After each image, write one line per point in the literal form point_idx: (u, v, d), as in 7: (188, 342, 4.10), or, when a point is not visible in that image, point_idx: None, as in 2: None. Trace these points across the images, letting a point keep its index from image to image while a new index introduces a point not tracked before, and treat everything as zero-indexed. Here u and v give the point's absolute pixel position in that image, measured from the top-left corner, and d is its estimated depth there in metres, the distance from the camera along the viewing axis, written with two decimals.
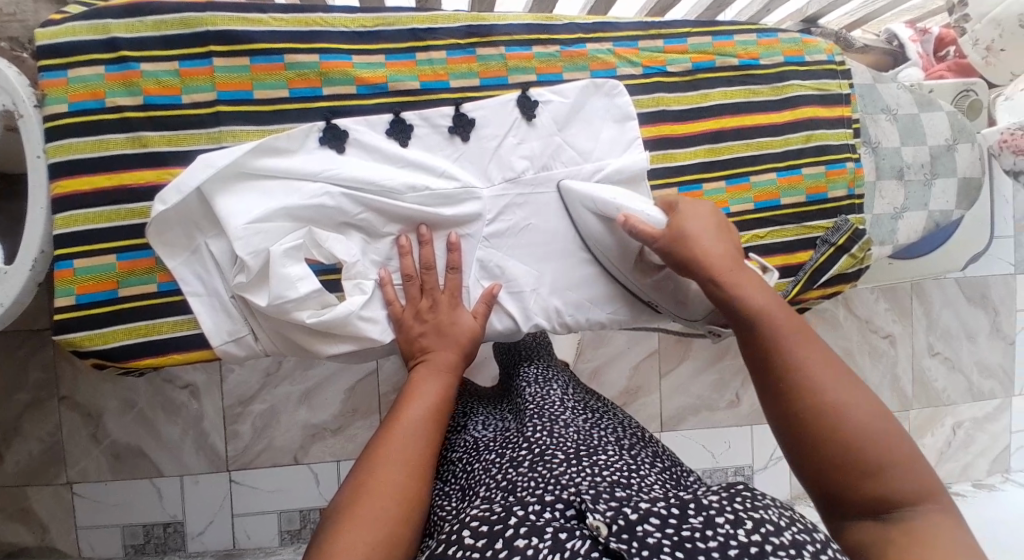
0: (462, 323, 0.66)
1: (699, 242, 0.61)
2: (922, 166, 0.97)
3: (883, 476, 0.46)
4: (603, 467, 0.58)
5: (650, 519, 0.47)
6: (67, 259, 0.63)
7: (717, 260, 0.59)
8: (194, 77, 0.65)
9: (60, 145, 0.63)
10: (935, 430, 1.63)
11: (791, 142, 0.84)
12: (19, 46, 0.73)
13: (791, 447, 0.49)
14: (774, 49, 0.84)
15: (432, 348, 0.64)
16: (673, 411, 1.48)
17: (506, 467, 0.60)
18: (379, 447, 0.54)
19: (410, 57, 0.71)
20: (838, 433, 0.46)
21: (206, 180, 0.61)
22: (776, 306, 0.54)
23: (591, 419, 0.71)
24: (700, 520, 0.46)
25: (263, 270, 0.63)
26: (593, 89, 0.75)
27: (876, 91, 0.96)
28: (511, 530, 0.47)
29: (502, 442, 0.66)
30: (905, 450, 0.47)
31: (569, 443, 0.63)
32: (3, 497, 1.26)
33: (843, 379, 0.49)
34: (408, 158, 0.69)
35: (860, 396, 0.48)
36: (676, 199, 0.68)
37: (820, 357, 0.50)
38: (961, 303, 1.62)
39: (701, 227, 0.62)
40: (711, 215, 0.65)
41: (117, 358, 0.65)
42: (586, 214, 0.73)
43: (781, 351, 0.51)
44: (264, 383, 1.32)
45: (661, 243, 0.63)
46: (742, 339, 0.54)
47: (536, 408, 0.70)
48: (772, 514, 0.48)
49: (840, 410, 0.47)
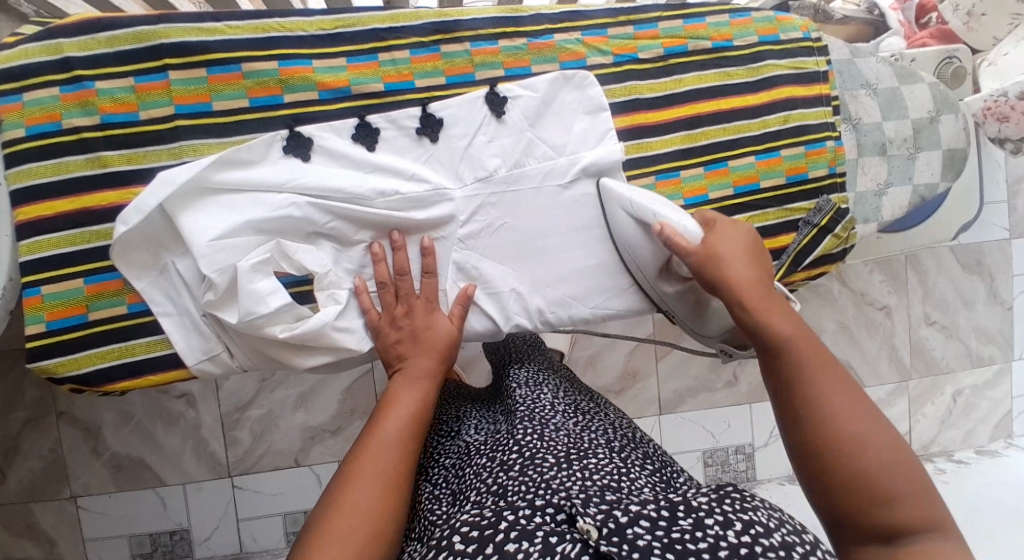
0: (434, 322, 0.67)
1: (732, 266, 0.60)
2: (905, 140, 0.95)
3: (905, 509, 0.45)
4: (594, 470, 0.58)
5: (640, 521, 0.47)
6: (34, 286, 0.62)
7: (749, 287, 0.59)
8: (151, 92, 0.64)
9: (22, 170, 0.62)
10: (935, 399, 1.63)
11: (769, 123, 0.82)
12: None
13: (810, 482, 0.49)
14: (748, 28, 0.82)
15: (406, 355, 0.65)
16: (671, 394, 1.48)
17: (497, 471, 0.60)
18: (364, 451, 0.54)
19: (372, 59, 0.69)
20: (860, 470, 0.46)
21: (167, 198, 0.60)
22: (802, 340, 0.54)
23: (582, 421, 0.71)
24: (689, 522, 0.47)
25: (231, 286, 0.62)
26: (563, 81, 0.74)
27: (854, 66, 0.95)
28: (501, 535, 0.48)
29: (493, 445, 0.66)
30: (921, 482, 0.47)
31: (560, 446, 0.62)
32: (9, 514, 1.26)
33: (862, 411, 0.49)
34: (376, 162, 0.68)
35: (881, 435, 0.48)
36: (711, 217, 0.67)
37: (840, 393, 0.50)
38: (956, 271, 1.61)
39: (734, 252, 0.62)
40: (746, 238, 0.65)
41: (94, 383, 0.64)
42: (621, 214, 0.72)
43: (808, 384, 0.51)
44: (259, 389, 1.31)
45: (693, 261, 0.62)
46: (767, 369, 0.55)
47: (526, 410, 0.70)
48: (762, 515, 0.49)
49: (861, 446, 0.47)
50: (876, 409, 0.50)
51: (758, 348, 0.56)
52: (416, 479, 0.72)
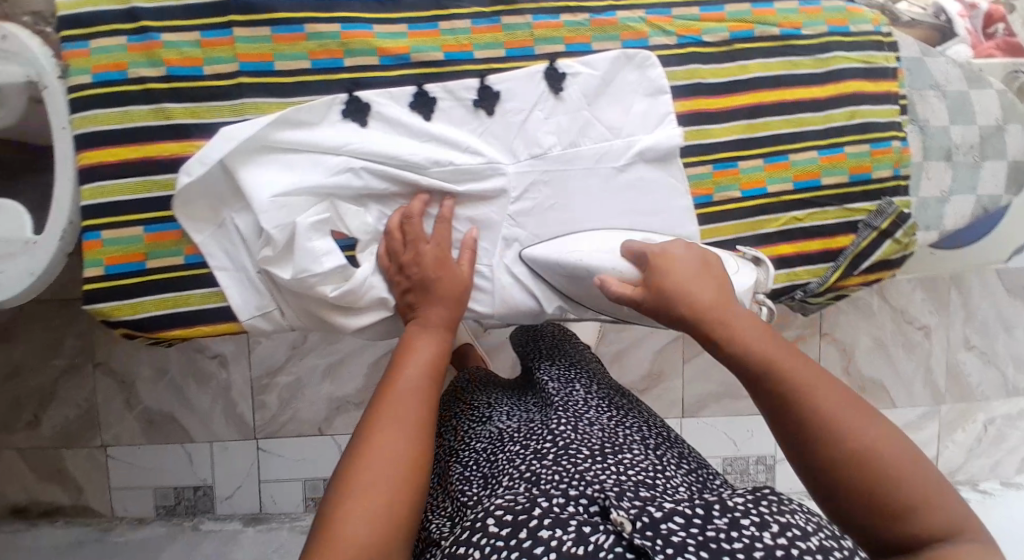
0: (446, 268, 0.64)
1: (693, 294, 0.55)
2: (971, 147, 0.91)
3: (919, 514, 0.44)
4: (628, 465, 0.57)
5: (675, 517, 0.46)
6: (94, 230, 0.63)
7: (714, 313, 0.53)
8: (215, 48, 0.64)
9: (85, 116, 0.62)
10: (966, 425, 1.58)
11: (834, 118, 0.80)
12: (42, 20, 0.73)
13: (820, 490, 0.47)
14: (818, 18, 0.79)
15: (420, 303, 0.62)
16: (696, 397, 1.46)
17: (530, 459, 0.59)
18: (376, 415, 0.53)
19: (433, 27, 0.68)
20: (871, 478, 0.44)
21: (230, 153, 0.61)
22: (782, 354, 0.50)
23: (615, 416, 0.69)
24: (724, 521, 0.45)
25: (289, 244, 0.62)
26: (624, 60, 0.72)
27: (923, 66, 0.90)
28: (535, 521, 0.46)
29: (526, 433, 0.65)
30: (934, 480, 0.45)
31: (594, 439, 0.61)
32: (42, 457, 1.31)
33: (862, 415, 0.47)
34: (433, 133, 0.68)
35: (884, 438, 0.46)
36: (642, 250, 0.63)
37: (838, 398, 0.47)
38: (1000, 295, 1.55)
39: (683, 275, 0.58)
40: (690, 258, 0.61)
41: (146, 329, 0.66)
42: (559, 274, 0.72)
43: (806, 402, 0.47)
44: (290, 355, 1.33)
45: (645, 309, 0.59)
46: (756, 393, 0.50)
47: (562, 402, 0.69)
48: (800, 519, 0.46)
49: (873, 457, 0.45)
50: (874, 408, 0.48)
51: (739, 373, 0.51)
52: (446, 461, 0.71)
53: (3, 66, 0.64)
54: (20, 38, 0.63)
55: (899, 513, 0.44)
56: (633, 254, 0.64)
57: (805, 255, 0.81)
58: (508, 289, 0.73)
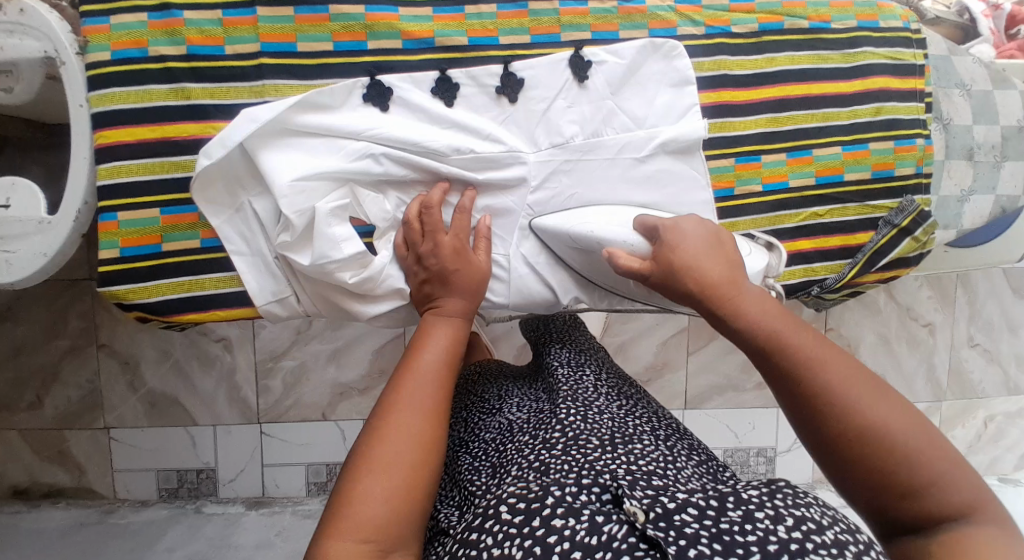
0: (468, 262, 0.63)
1: (698, 267, 0.52)
2: (992, 147, 0.90)
3: (933, 493, 0.40)
4: (638, 456, 0.55)
5: (688, 509, 0.44)
6: (111, 211, 0.62)
7: (720, 286, 0.50)
8: (237, 27, 0.63)
9: (103, 94, 0.61)
10: (967, 422, 1.58)
11: (860, 114, 0.79)
12: None
13: (829, 468, 0.43)
14: (847, 12, 0.78)
15: (440, 295, 0.62)
16: (700, 389, 1.46)
17: (539, 448, 0.58)
18: (394, 397, 0.52)
19: (458, 11, 0.67)
20: (881, 452, 0.41)
21: (250, 135, 0.60)
22: (788, 327, 0.47)
23: (626, 406, 0.68)
24: (738, 514, 0.43)
25: (308, 229, 0.62)
26: (651, 48, 0.71)
27: (950, 63, 0.89)
28: (549, 509, 0.45)
29: (536, 422, 0.63)
30: (950, 455, 0.42)
31: (604, 429, 0.60)
32: (44, 438, 1.31)
33: (873, 388, 0.43)
34: (454, 119, 0.67)
35: (902, 413, 0.42)
36: (655, 224, 0.60)
37: (854, 371, 0.44)
38: (1006, 294, 1.55)
39: (696, 247, 0.54)
40: (703, 230, 0.57)
41: (161, 313, 0.65)
42: (570, 246, 0.69)
43: (813, 375, 0.44)
44: (295, 340, 1.33)
45: (656, 283, 0.55)
46: (761, 368, 0.47)
47: (569, 390, 0.67)
48: (814, 512, 0.44)
49: (884, 430, 0.41)
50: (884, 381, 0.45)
51: (744, 347, 0.48)
52: (455, 452, 0.70)
53: (20, 41, 0.61)
54: (39, 12, 0.60)
55: (910, 491, 0.41)
56: (645, 227, 0.61)
57: (823, 251, 0.80)
58: (523, 279, 0.72)
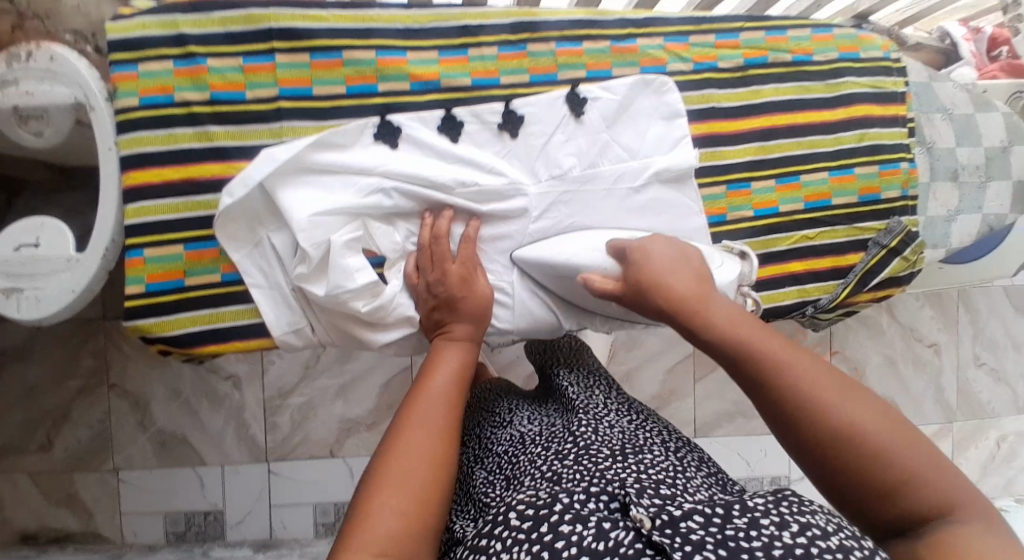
0: (475, 290, 0.66)
1: (667, 286, 0.56)
2: (977, 168, 0.94)
3: (910, 491, 0.43)
4: (648, 465, 0.57)
5: (694, 516, 0.46)
6: (137, 249, 0.66)
7: (689, 302, 0.54)
8: (257, 73, 0.68)
9: (132, 137, 0.66)
10: (979, 443, 1.58)
11: (844, 140, 0.83)
12: (83, 39, 0.73)
13: (811, 470, 0.47)
14: (829, 45, 0.83)
15: (448, 320, 0.65)
16: (709, 416, 1.47)
17: (552, 459, 0.59)
18: (403, 422, 0.54)
19: (462, 54, 0.72)
20: (855, 455, 0.44)
21: (269, 175, 0.64)
22: (759, 338, 0.50)
23: (637, 420, 0.70)
24: (744, 520, 0.45)
25: (323, 261, 0.65)
26: (642, 85, 0.76)
27: (931, 90, 0.94)
28: (557, 516, 0.47)
29: (547, 436, 0.65)
30: (927, 452, 0.44)
31: (614, 440, 0.62)
32: (52, 481, 1.31)
33: (846, 393, 0.46)
34: (459, 155, 0.71)
35: (874, 415, 0.45)
36: (624, 246, 0.65)
37: (822, 377, 0.47)
38: (1007, 311, 1.57)
39: (663, 268, 0.58)
40: (669, 250, 0.61)
41: (184, 344, 0.69)
42: (552, 276, 0.72)
43: (783, 384, 0.47)
44: (303, 375, 1.35)
45: (629, 297, 0.60)
46: (739, 379, 0.50)
47: (583, 405, 0.69)
48: (820, 519, 0.46)
49: (858, 433, 0.44)
50: (862, 385, 0.48)
51: (721, 360, 0.52)
52: (470, 467, 0.72)
53: (51, 87, 0.66)
54: (68, 61, 0.65)
55: (890, 491, 0.44)
56: (617, 250, 0.66)
57: (815, 272, 0.84)
58: (526, 303, 0.75)
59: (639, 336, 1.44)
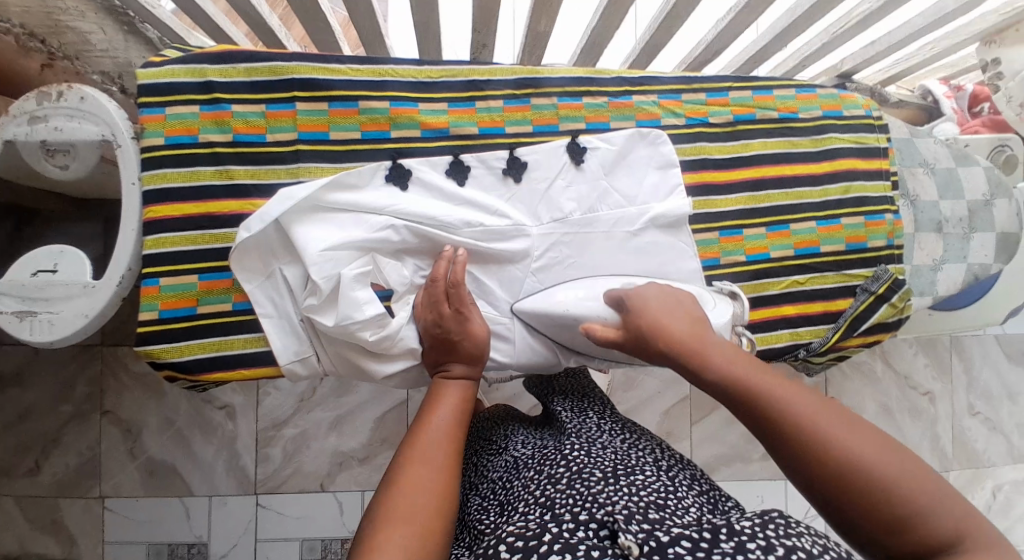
0: (471, 329, 0.67)
1: (664, 326, 0.59)
2: (960, 220, 0.98)
3: (920, 521, 0.45)
4: (640, 486, 0.59)
5: (681, 541, 0.48)
6: (153, 277, 0.69)
7: (687, 341, 0.57)
8: (278, 119, 0.72)
9: (156, 174, 0.69)
10: (974, 493, 1.58)
11: (830, 192, 0.88)
12: (109, 79, 0.87)
13: (821, 505, 0.49)
14: (813, 103, 0.89)
15: (446, 360, 0.67)
16: (705, 459, 1.47)
17: (545, 484, 0.61)
18: (411, 457, 0.56)
19: (470, 106, 0.77)
20: (862, 486, 0.46)
21: (285, 212, 0.67)
22: (758, 378, 0.53)
23: (629, 439, 0.72)
24: (731, 545, 0.48)
25: (333, 294, 0.68)
26: (638, 137, 0.80)
27: (913, 145, 1.00)
28: (545, 547, 0.49)
29: (540, 459, 0.67)
30: (931, 480, 0.47)
31: (606, 462, 0.63)
32: (37, 508, 1.29)
33: (847, 425, 0.49)
34: (464, 197, 0.75)
35: (877, 447, 0.47)
36: (621, 295, 0.67)
37: (821, 411, 0.49)
38: (1000, 361, 1.61)
39: (659, 311, 0.62)
40: (663, 294, 0.65)
41: (191, 371, 0.70)
42: (551, 325, 0.75)
43: (786, 423, 0.49)
44: (298, 407, 1.36)
45: (627, 340, 0.63)
46: (743, 418, 0.53)
47: (576, 429, 0.71)
48: (806, 541, 0.48)
49: (862, 465, 0.46)
50: (856, 415, 0.50)
51: (724, 401, 0.54)
52: (466, 493, 0.74)
53: (80, 124, 0.67)
54: (99, 101, 0.67)
55: (902, 520, 0.45)
56: (611, 299, 0.69)
57: (807, 316, 0.87)
58: (526, 339, 0.78)
59: (636, 376, 1.46)
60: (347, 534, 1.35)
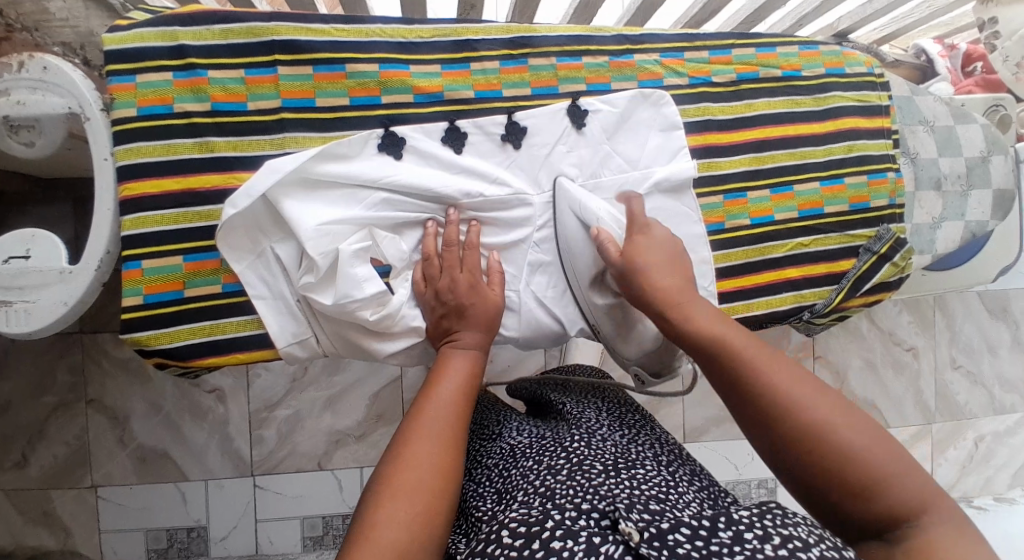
0: (485, 296, 0.66)
1: (649, 278, 0.60)
2: (958, 177, 0.97)
3: (881, 490, 0.45)
4: (641, 480, 0.58)
5: (681, 529, 0.47)
6: (135, 260, 0.65)
7: (671, 295, 0.59)
8: (260, 85, 0.67)
9: (130, 148, 0.64)
10: (957, 443, 1.62)
11: (834, 151, 0.86)
12: (70, 51, 0.77)
13: (781, 469, 0.49)
14: (816, 60, 0.86)
15: (459, 327, 0.64)
16: (699, 421, 1.47)
17: (544, 474, 0.59)
18: (409, 436, 0.54)
19: (464, 67, 0.72)
20: (821, 451, 0.46)
21: (272, 186, 0.63)
22: (738, 335, 0.54)
23: (629, 434, 0.70)
24: (728, 535, 0.46)
25: (331, 270, 0.65)
26: (641, 98, 0.77)
27: (913, 103, 0.97)
28: (547, 533, 0.48)
29: (539, 449, 0.65)
30: (900, 456, 0.46)
31: (607, 454, 0.62)
32: (27, 500, 1.25)
33: (818, 394, 0.49)
34: (462, 165, 0.71)
35: (845, 415, 0.48)
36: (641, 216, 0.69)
37: (794, 374, 0.50)
38: (982, 316, 1.63)
39: (648, 260, 0.62)
40: (666, 243, 0.64)
41: (182, 357, 0.67)
42: (569, 215, 0.72)
43: (756, 380, 0.50)
44: (290, 388, 1.33)
45: (618, 278, 0.64)
46: (713, 372, 0.54)
47: (575, 421, 0.70)
48: (803, 532, 0.46)
49: (826, 428, 0.47)
50: (831, 387, 0.50)
51: (699, 352, 0.55)
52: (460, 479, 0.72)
53: (44, 97, 0.62)
54: (62, 70, 0.62)
55: (859, 489, 0.46)
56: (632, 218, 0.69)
57: (811, 278, 0.85)
58: (533, 311, 0.75)
59: None
60: (347, 510, 1.34)
